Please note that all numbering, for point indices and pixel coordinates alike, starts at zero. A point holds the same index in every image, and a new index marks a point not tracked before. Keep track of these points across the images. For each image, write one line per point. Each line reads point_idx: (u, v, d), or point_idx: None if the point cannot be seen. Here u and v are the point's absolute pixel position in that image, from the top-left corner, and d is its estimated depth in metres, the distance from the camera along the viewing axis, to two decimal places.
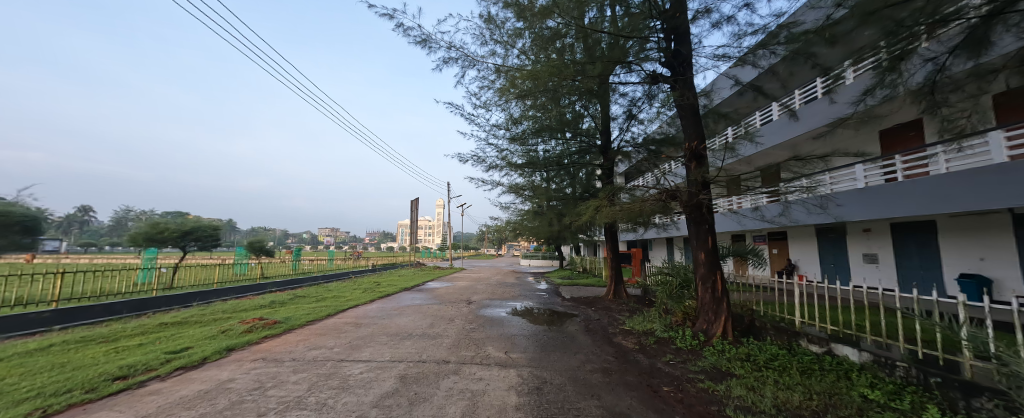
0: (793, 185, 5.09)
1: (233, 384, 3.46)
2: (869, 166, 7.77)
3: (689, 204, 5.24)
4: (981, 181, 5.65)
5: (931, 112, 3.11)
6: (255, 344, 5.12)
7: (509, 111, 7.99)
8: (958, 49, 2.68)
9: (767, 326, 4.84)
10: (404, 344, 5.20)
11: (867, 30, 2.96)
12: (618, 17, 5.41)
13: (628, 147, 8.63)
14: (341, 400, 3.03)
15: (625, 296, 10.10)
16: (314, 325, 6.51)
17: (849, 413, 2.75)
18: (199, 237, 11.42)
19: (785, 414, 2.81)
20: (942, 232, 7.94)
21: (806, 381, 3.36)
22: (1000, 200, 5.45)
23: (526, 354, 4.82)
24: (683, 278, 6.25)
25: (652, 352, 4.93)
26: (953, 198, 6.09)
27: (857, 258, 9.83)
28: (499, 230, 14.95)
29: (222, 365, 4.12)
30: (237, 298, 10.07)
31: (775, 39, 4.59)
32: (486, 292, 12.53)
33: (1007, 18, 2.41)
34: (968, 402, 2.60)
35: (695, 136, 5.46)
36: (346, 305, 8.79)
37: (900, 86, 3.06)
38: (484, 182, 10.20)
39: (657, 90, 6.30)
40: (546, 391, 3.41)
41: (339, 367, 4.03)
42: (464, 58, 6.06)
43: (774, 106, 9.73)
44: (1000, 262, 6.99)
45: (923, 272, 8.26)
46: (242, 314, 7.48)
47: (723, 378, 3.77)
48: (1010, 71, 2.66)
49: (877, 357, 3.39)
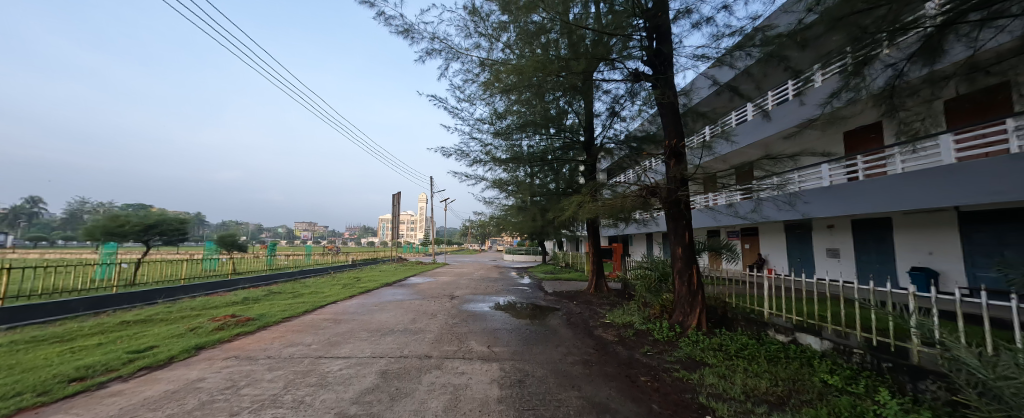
0: (764, 182, 5.30)
1: (204, 383, 3.32)
2: (834, 166, 8.20)
3: (667, 200, 5.38)
4: (931, 181, 6.13)
5: (890, 115, 3.33)
6: (227, 342, 4.91)
7: (493, 105, 7.99)
8: (916, 55, 2.85)
9: (738, 316, 5.08)
10: (386, 340, 5.13)
11: (834, 36, 3.09)
12: (603, 14, 5.35)
13: (611, 144, 8.74)
14: (319, 398, 2.97)
15: (605, 289, 10.32)
16: (290, 322, 6.30)
17: (810, 398, 2.94)
18: (165, 231, 10.83)
19: (753, 400, 2.98)
20: (896, 228, 8.53)
21: (773, 369, 3.55)
22: (951, 198, 5.88)
23: (509, 348, 4.85)
24: (661, 272, 6.49)
25: (631, 344, 5.08)
26: (907, 196, 6.55)
27: (821, 253, 10.42)
28: (483, 225, 14.94)
29: (191, 364, 3.94)
30: (207, 294, 9.64)
31: (751, 41, 4.78)
32: (469, 287, 12.48)
33: (958, 28, 2.59)
34: (915, 385, 2.85)
35: (675, 133, 5.60)
36: (324, 301, 8.55)
37: (864, 89, 3.21)
38: (468, 177, 10.19)
39: (639, 87, 6.41)
40: (528, 383, 3.46)
41: (318, 364, 3.93)
42: (447, 51, 6.00)
43: (748, 107, 10.12)
44: (947, 257, 7.59)
45: (879, 265, 8.88)
46: (213, 311, 7.16)
47: (697, 367, 3.94)
48: (961, 78, 2.86)
49: (837, 345, 3.63)
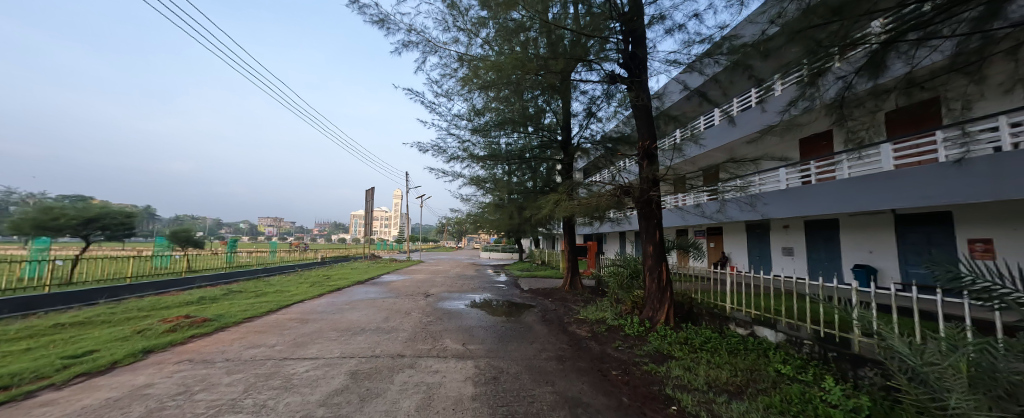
0: (729, 184, 5.59)
1: (152, 389, 3.07)
2: (790, 170, 8.77)
3: (640, 200, 5.58)
4: (873, 186, 6.70)
5: (840, 124, 3.59)
6: (180, 344, 4.58)
7: (471, 101, 7.92)
8: (863, 69, 3.09)
9: (703, 311, 5.36)
10: (356, 339, 4.97)
11: (793, 48, 3.28)
12: (581, 15, 5.41)
13: (587, 144, 8.90)
14: (283, 401, 2.83)
15: (580, 286, 10.53)
16: (252, 323, 5.97)
17: (765, 386, 3.15)
18: (108, 226, 9.95)
19: (714, 390, 3.16)
20: (843, 229, 9.28)
21: (732, 360, 3.76)
22: (890, 202, 6.46)
23: (484, 345, 4.85)
24: (632, 269, 6.72)
25: (603, 339, 5.21)
26: (853, 200, 7.12)
27: (777, 251, 11.15)
28: (460, 222, 14.81)
29: (137, 369, 3.63)
30: (157, 294, 8.93)
31: (718, 49, 5.05)
32: (445, 285, 12.31)
33: (899, 45, 2.84)
34: (855, 372, 3.13)
35: (648, 135, 5.79)
36: (290, 300, 8.13)
37: (817, 99, 3.45)
38: (445, 173, 10.08)
39: (614, 89, 6.57)
40: (502, 380, 3.47)
41: (281, 366, 3.74)
42: (424, 44, 5.87)
43: (716, 112, 10.62)
44: (884, 255, 8.36)
45: (826, 262, 9.64)
46: (164, 312, 6.64)
47: (664, 360, 4.11)
48: (899, 92, 3.13)
49: (790, 336, 3.90)
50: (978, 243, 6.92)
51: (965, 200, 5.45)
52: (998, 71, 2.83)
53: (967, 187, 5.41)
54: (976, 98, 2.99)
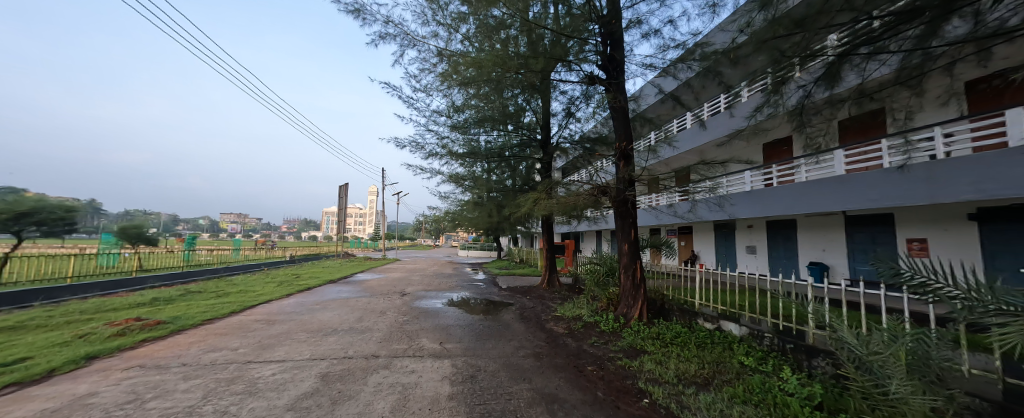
0: (700, 185, 5.82)
1: (97, 398, 2.82)
2: (755, 173, 9.26)
3: (616, 199, 5.70)
4: (828, 189, 7.21)
5: (800, 130, 3.82)
6: (130, 349, 4.23)
7: (451, 98, 7.82)
8: (820, 80, 3.30)
9: (674, 307, 5.58)
10: (327, 340, 4.78)
11: (759, 56, 3.46)
12: (561, 15, 5.45)
13: (566, 144, 9.01)
14: (246, 406, 2.68)
15: (558, 284, 10.65)
16: (213, 325, 5.61)
17: (728, 377, 3.32)
18: (44, 221, 9.02)
19: (683, 382, 3.30)
20: (800, 229, 9.92)
21: (700, 354, 3.94)
22: (842, 204, 6.96)
23: (461, 344, 4.81)
24: (608, 267, 6.90)
25: (580, 336, 5.30)
26: (810, 201, 7.62)
27: (742, 249, 11.77)
28: (438, 220, 14.62)
29: (80, 377, 3.32)
30: (103, 296, 8.20)
31: (691, 55, 5.24)
32: (422, 284, 12.11)
33: (852, 58, 3.05)
34: (809, 362, 3.36)
35: (624, 136, 5.92)
36: (255, 301, 7.71)
37: (780, 106, 3.66)
38: (423, 170, 9.91)
39: (593, 90, 6.69)
40: (480, 378, 3.45)
41: (245, 370, 3.54)
42: (403, 36, 5.73)
43: (688, 115, 11.03)
44: (836, 253, 9.02)
45: (786, 260, 10.29)
46: (111, 315, 6.11)
47: (637, 355, 4.25)
48: (852, 101, 3.37)
49: (752, 330, 4.13)
50: (915, 242, 7.63)
51: (906, 203, 5.98)
52: (936, 85, 3.11)
53: (907, 192, 5.93)
54: (917, 109, 3.28)
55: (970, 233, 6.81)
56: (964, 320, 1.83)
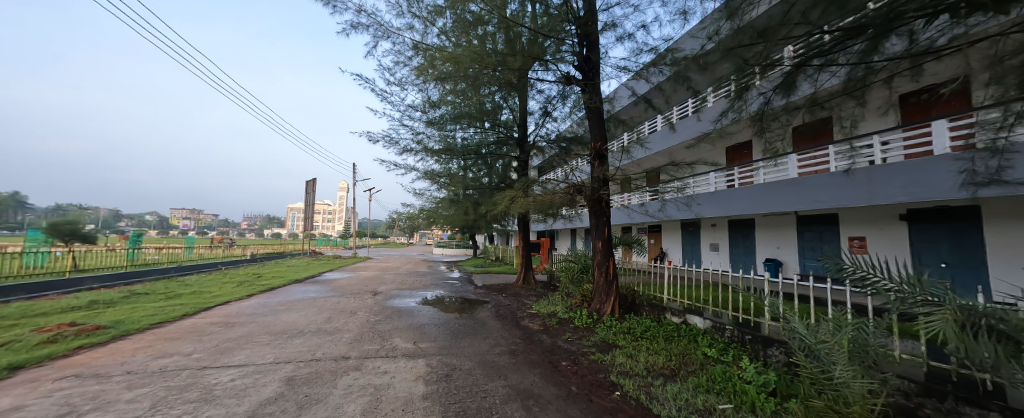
0: (669, 186, 6.05)
1: (21, 413, 2.51)
2: (719, 175, 9.77)
3: (591, 198, 5.83)
4: (783, 190, 7.74)
5: (760, 135, 4.07)
6: (62, 358, 3.80)
7: (426, 93, 7.64)
8: (778, 88, 3.53)
9: (643, 302, 5.81)
10: (293, 342, 4.55)
11: (725, 64, 3.65)
12: (538, 14, 5.47)
13: (543, 143, 9.08)
14: (202, 415, 2.49)
15: (533, 282, 10.72)
16: (162, 329, 5.17)
17: (693, 368, 3.50)
18: None
19: (653, 374, 3.44)
20: (758, 228, 10.59)
21: (668, 346, 4.12)
22: (795, 205, 7.50)
23: (436, 343, 4.73)
24: (583, 264, 7.07)
25: (554, 332, 5.39)
26: (768, 202, 8.14)
27: (706, 247, 12.41)
28: (412, 217, 14.29)
29: (1, 390, 2.95)
30: (30, 299, 7.33)
31: (662, 60, 5.46)
32: (395, 283, 11.78)
33: (805, 69, 3.28)
34: (764, 351, 3.60)
35: (599, 136, 6.05)
36: (211, 303, 7.19)
37: (743, 111, 3.87)
38: (397, 166, 9.66)
39: (569, 90, 6.79)
40: (455, 377, 3.42)
41: (200, 376, 3.30)
42: (376, 27, 5.53)
43: (659, 118, 11.45)
44: (789, 250, 9.72)
45: (745, 257, 10.96)
46: (38, 320, 5.46)
47: (609, 349, 4.37)
48: (806, 109, 3.63)
49: (715, 323, 4.36)
50: (856, 240, 8.37)
51: (848, 204, 6.55)
52: (876, 96, 3.41)
53: (850, 194, 6.49)
54: (860, 118, 3.60)
55: (902, 232, 7.56)
56: (895, 310, 2.03)
